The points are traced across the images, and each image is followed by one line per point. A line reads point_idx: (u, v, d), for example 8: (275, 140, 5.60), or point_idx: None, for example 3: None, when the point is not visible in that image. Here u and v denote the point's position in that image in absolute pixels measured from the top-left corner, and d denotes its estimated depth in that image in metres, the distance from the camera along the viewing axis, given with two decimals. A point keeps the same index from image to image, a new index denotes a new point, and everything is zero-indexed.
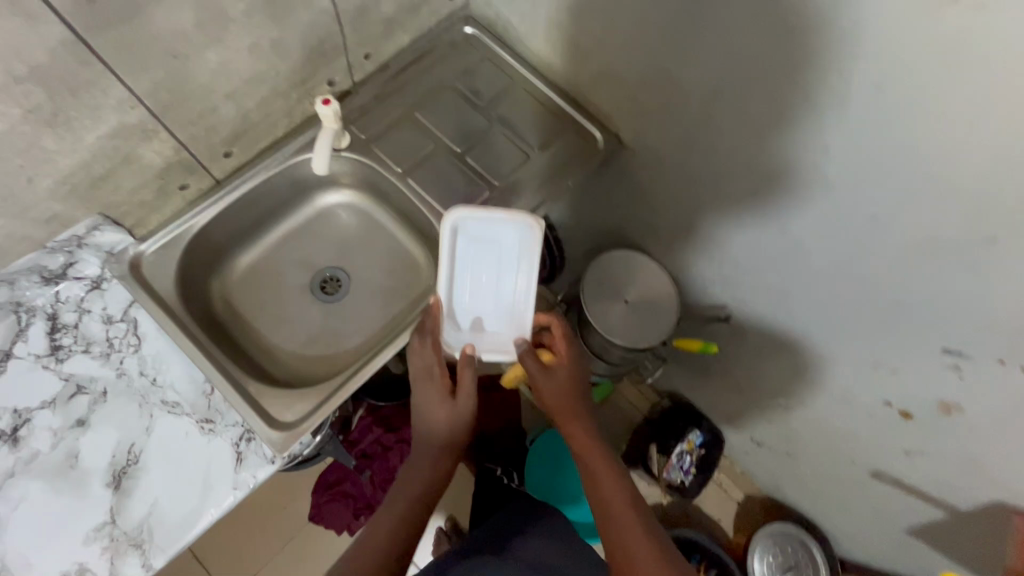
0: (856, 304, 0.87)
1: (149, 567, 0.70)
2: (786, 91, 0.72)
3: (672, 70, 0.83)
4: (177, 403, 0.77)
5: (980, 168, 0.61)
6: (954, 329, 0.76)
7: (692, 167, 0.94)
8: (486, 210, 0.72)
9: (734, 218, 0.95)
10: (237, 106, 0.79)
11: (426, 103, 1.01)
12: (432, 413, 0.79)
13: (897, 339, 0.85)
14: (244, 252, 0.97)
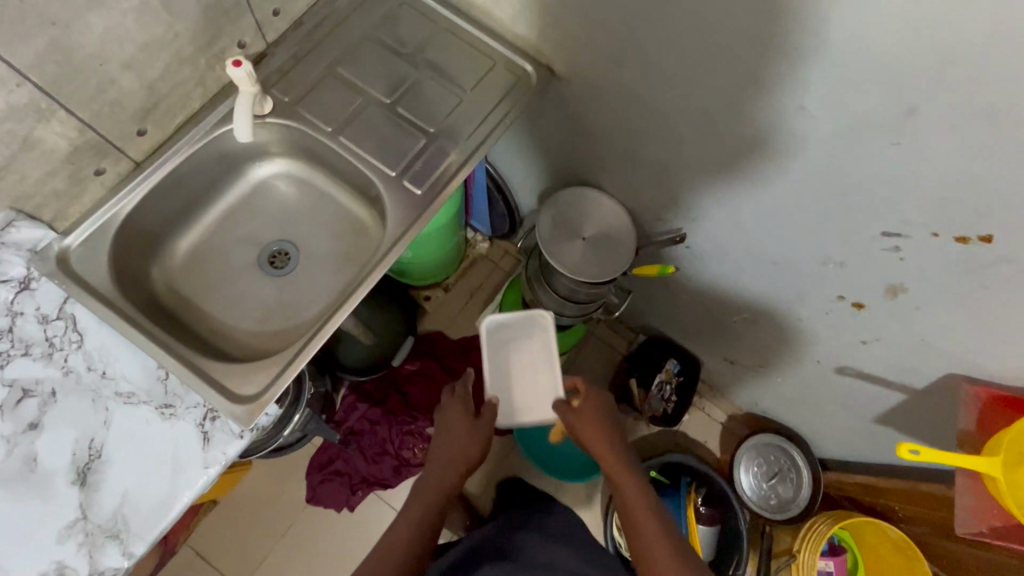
0: (799, 204, 0.88)
1: (131, 555, 0.70)
2: None
3: None
4: (133, 393, 0.75)
5: (892, 38, 0.61)
6: (891, 210, 0.78)
7: (627, 89, 0.92)
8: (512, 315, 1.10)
9: (673, 135, 0.94)
10: (140, 77, 0.74)
11: (347, 56, 0.97)
12: (456, 440, 0.98)
13: (840, 231, 0.87)
14: (181, 236, 0.93)
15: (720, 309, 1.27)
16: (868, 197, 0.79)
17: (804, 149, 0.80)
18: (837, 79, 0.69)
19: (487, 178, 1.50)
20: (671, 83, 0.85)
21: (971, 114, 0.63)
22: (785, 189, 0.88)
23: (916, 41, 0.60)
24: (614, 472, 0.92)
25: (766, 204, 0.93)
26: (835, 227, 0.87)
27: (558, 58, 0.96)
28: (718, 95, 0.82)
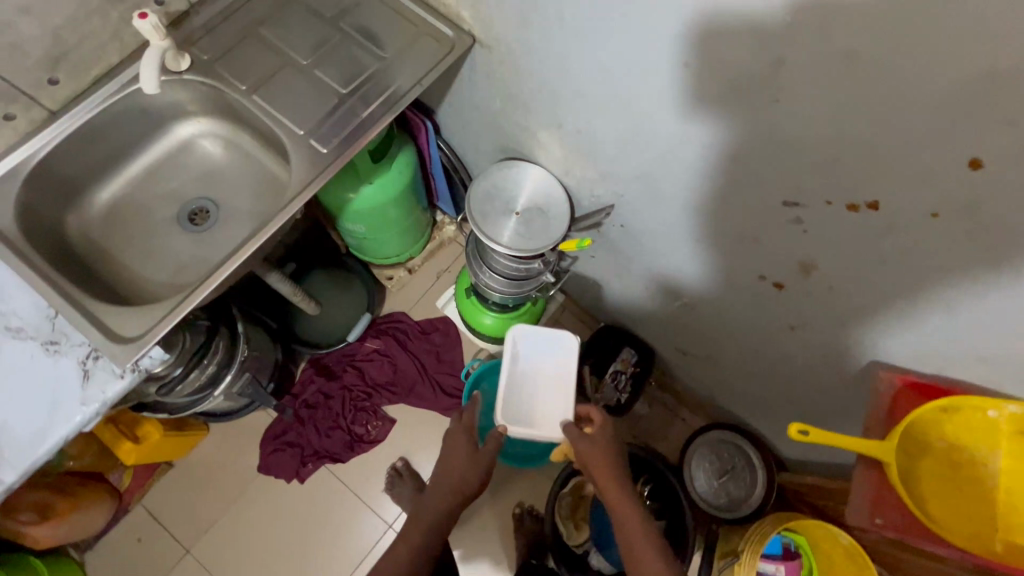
0: (706, 174, 0.85)
1: (1, 482, 0.72)
2: None
3: None
4: (22, 328, 0.78)
5: None
6: (788, 178, 0.74)
7: (539, 52, 0.90)
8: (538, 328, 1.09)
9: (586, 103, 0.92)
10: (41, 23, 0.77)
11: (271, 18, 0.98)
12: (455, 464, 0.92)
13: (748, 204, 0.83)
14: (101, 187, 0.96)
15: (659, 294, 1.23)
16: (765, 165, 0.75)
17: (699, 114, 0.76)
18: (716, 32, 0.66)
19: (442, 156, 1.50)
20: (575, 46, 0.83)
21: (839, 67, 0.58)
22: (688, 157, 0.85)
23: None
24: (620, 506, 0.83)
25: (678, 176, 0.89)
26: (741, 200, 0.83)
27: (475, 22, 0.96)
28: (614, 54, 0.79)
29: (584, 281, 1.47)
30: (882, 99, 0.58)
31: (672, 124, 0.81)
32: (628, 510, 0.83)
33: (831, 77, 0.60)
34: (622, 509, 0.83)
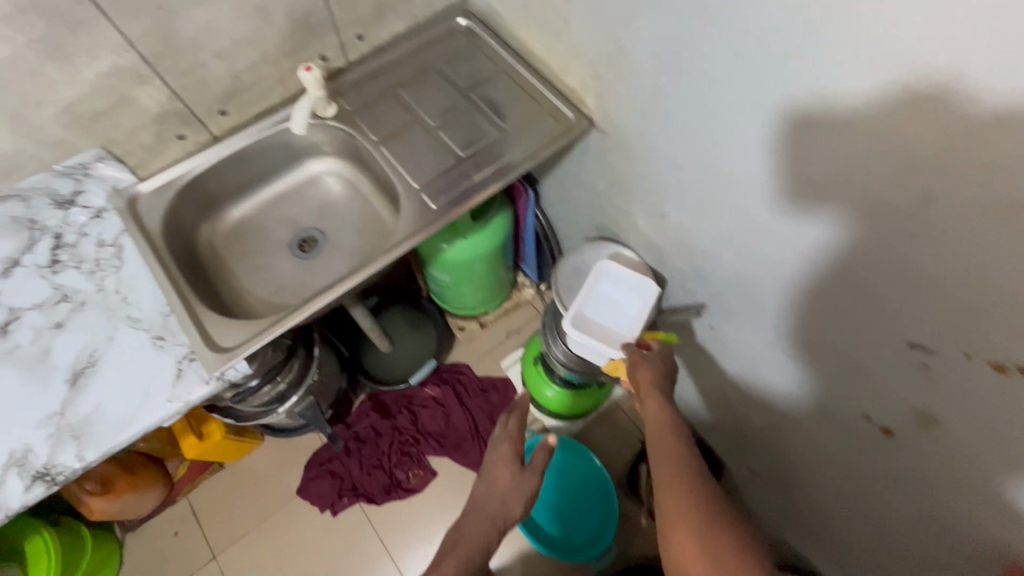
0: (805, 296, 0.79)
1: (82, 459, 0.77)
2: (711, 47, 0.69)
3: (623, 41, 0.83)
4: (139, 319, 0.86)
5: (898, 104, 0.53)
6: (885, 308, 0.68)
7: (655, 143, 0.90)
8: (630, 271, 1.05)
9: (693, 198, 0.89)
10: (227, 65, 0.90)
11: (411, 82, 1.08)
12: (500, 483, 0.86)
13: (853, 340, 0.75)
14: (235, 205, 1.07)
15: (740, 407, 1.13)
16: (871, 295, 0.68)
17: (813, 233, 0.72)
18: (828, 142, 0.62)
19: (536, 223, 1.54)
20: (692, 146, 0.83)
21: (994, 218, 0.51)
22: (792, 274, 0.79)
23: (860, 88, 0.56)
24: (657, 431, 0.82)
25: (778, 291, 0.84)
26: (849, 337, 0.76)
27: (596, 108, 0.99)
28: (730, 157, 0.76)
29: None
30: (965, 224, 0.53)
31: (785, 240, 0.77)
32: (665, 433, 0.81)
33: (909, 193, 0.56)
34: (660, 432, 0.82)
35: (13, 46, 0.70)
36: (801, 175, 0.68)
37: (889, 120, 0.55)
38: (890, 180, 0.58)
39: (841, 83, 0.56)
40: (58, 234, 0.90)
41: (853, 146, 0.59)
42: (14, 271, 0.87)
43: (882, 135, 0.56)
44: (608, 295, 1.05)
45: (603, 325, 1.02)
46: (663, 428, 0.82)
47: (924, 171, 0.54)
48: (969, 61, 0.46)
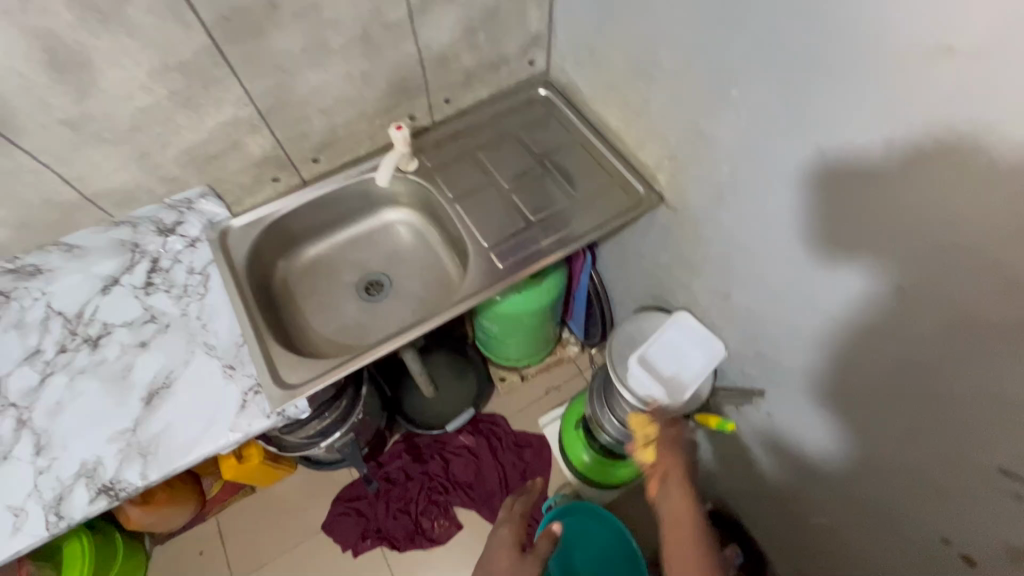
0: (844, 357, 0.77)
1: (145, 478, 0.80)
2: (801, 146, 0.69)
3: (704, 127, 0.84)
4: (215, 347, 0.90)
5: (1002, 227, 0.51)
6: (920, 367, 0.66)
7: (726, 226, 0.90)
8: (704, 329, 1.06)
9: (761, 284, 0.88)
10: (328, 120, 0.96)
11: (490, 145, 1.13)
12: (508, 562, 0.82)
13: (898, 417, 0.72)
14: (312, 245, 1.12)
15: (793, 504, 1.06)
16: (908, 356, 0.67)
17: (866, 303, 0.70)
18: (919, 254, 0.60)
19: (590, 284, 1.54)
20: (753, 216, 0.83)
21: None
22: (836, 339, 0.77)
23: (878, 126, 0.58)
24: (678, 517, 0.87)
25: (831, 374, 0.81)
26: (899, 421, 0.73)
27: (668, 184, 1.00)
28: (809, 250, 0.75)
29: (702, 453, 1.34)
30: (987, 261, 0.54)
31: (859, 342, 0.73)
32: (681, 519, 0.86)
33: (926, 232, 0.58)
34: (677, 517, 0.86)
35: (153, 96, 0.77)
36: (853, 246, 0.68)
37: (911, 156, 0.56)
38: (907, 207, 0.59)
39: (944, 197, 0.55)
40: (156, 258, 0.97)
41: (876, 189, 0.61)
42: (113, 288, 0.94)
43: (901, 163, 0.58)
44: (676, 346, 1.07)
45: (660, 371, 1.04)
46: (678, 514, 0.87)
47: (944, 210, 0.55)
48: (980, 105, 0.49)
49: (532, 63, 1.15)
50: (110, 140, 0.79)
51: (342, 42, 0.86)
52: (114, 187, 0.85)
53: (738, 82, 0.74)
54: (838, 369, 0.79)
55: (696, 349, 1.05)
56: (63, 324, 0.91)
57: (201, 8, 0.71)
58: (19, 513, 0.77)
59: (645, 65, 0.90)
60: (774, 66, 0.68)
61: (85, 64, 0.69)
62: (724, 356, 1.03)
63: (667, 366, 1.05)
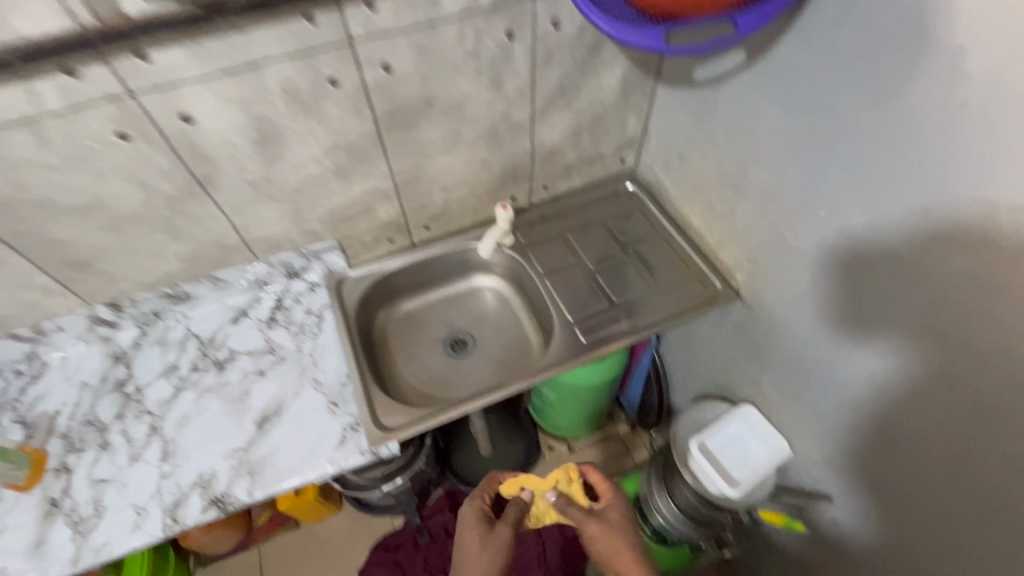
0: (889, 440, 0.84)
1: (251, 496, 0.88)
2: (884, 269, 0.76)
3: (789, 238, 0.92)
4: (322, 383, 1.00)
5: None
6: (930, 433, 0.77)
7: (802, 330, 0.95)
8: (769, 425, 1.10)
9: (836, 389, 0.91)
10: (446, 196, 1.10)
11: (578, 229, 1.25)
12: (480, 545, 0.77)
13: (927, 485, 0.80)
14: (409, 299, 1.23)
15: None
16: (926, 425, 0.77)
17: (890, 382, 0.81)
18: (996, 379, 0.66)
19: (651, 365, 1.59)
20: (793, 306, 0.96)
21: None
22: (868, 415, 0.87)
23: (955, 265, 0.66)
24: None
25: (873, 452, 0.89)
26: (933, 492, 0.80)
27: (746, 283, 1.07)
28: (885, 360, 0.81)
29: (756, 552, 1.31)
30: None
31: (936, 454, 0.77)
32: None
33: (977, 340, 0.66)
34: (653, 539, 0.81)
35: (321, 169, 0.92)
36: (924, 362, 0.74)
37: (963, 281, 0.66)
38: (901, 291, 0.74)
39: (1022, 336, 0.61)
40: (280, 296, 1.10)
41: (950, 319, 0.69)
42: (241, 320, 1.07)
43: (892, 259, 0.74)
44: (741, 437, 1.10)
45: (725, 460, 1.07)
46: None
47: (941, 296, 0.69)
48: None
49: (622, 161, 1.28)
50: (277, 199, 0.93)
51: (474, 136, 1.01)
52: (266, 235, 0.99)
53: (826, 204, 0.82)
54: (877, 447, 0.87)
55: (761, 443, 1.08)
56: (197, 346, 1.04)
57: (376, 105, 0.86)
58: (141, 513, 0.86)
59: (734, 177, 1.00)
60: (863, 197, 0.76)
61: (279, 143, 0.84)
62: (787, 455, 1.06)
63: (732, 456, 1.07)
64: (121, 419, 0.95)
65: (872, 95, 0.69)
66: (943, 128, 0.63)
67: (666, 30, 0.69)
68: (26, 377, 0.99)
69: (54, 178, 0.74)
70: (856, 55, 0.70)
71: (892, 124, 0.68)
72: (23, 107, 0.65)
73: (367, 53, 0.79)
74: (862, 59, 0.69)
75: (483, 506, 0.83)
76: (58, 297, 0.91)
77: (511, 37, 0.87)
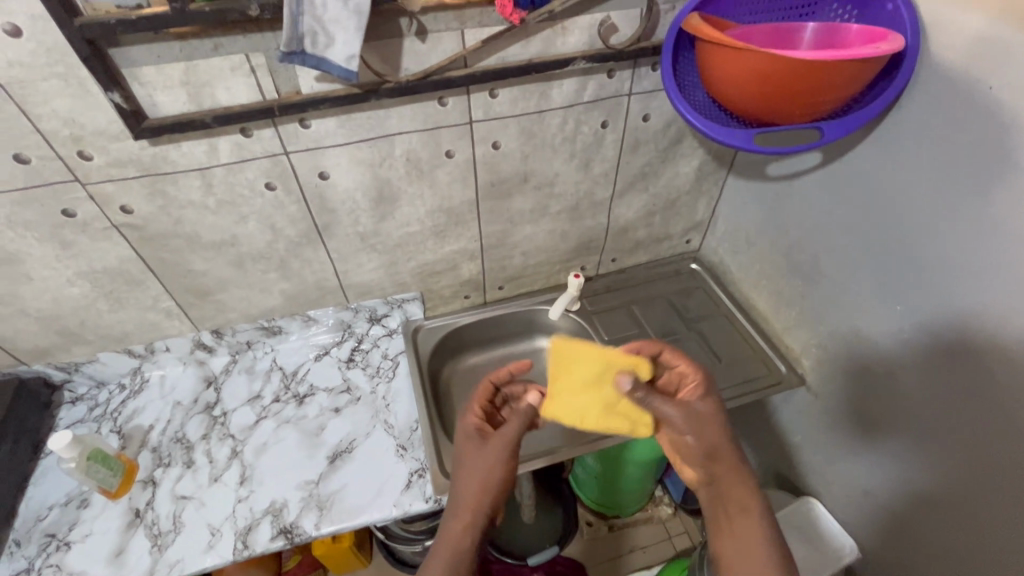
0: (910, 533, 0.93)
1: (317, 529, 0.91)
2: (924, 375, 0.83)
3: (861, 328, 0.94)
4: (392, 425, 1.05)
5: None
6: (954, 529, 0.84)
7: (864, 410, 0.96)
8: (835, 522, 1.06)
9: (901, 478, 0.92)
10: (524, 260, 1.18)
11: (642, 301, 1.30)
12: (475, 455, 0.72)
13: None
14: (475, 354, 1.28)
15: None
16: (943, 526, 0.85)
17: (925, 480, 0.87)
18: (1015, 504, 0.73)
19: None
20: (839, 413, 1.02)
21: None
22: (897, 505, 0.94)
23: (977, 395, 0.76)
24: (707, 435, 0.69)
25: (894, 542, 0.97)
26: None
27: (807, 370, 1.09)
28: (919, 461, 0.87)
29: None
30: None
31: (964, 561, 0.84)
32: (708, 428, 0.69)
33: (985, 465, 0.77)
34: (691, 436, 0.70)
35: (421, 227, 1.01)
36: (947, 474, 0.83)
37: (982, 416, 0.76)
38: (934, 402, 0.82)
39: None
40: (360, 339, 1.17)
41: (965, 440, 0.79)
42: (323, 358, 1.14)
43: (926, 371, 0.83)
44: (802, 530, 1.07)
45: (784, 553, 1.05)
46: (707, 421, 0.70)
47: (976, 399, 0.76)
48: None
49: (688, 242, 1.35)
50: (378, 250, 1.03)
51: (558, 209, 1.10)
52: (361, 282, 1.08)
53: (900, 299, 0.85)
54: (900, 538, 0.95)
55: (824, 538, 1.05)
56: (281, 378, 1.11)
57: (480, 176, 0.96)
58: (215, 533, 0.89)
59: (804, 266, 1.04)
60: (929, 299, 0.80)
61: (392, 202, 0.95)
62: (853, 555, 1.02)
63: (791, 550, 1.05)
64: (206, 439, 1.01)
65: (950, 205, 0.74)
66: (1001, 259, 0.69)
67: (755, 131, 0.78)
68: (127, 391, 1.07)
69: (206, 216, 0.85)
70: (935, 168, 0.75)
71: (966, 234, 0.73)
72: (202, 157, 0.78)
73: (482, 132, 0.90)
74: (941, 171, 0.74)
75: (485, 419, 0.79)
76: (174, 320, 1.01)
77: (605, 127, 0.97)
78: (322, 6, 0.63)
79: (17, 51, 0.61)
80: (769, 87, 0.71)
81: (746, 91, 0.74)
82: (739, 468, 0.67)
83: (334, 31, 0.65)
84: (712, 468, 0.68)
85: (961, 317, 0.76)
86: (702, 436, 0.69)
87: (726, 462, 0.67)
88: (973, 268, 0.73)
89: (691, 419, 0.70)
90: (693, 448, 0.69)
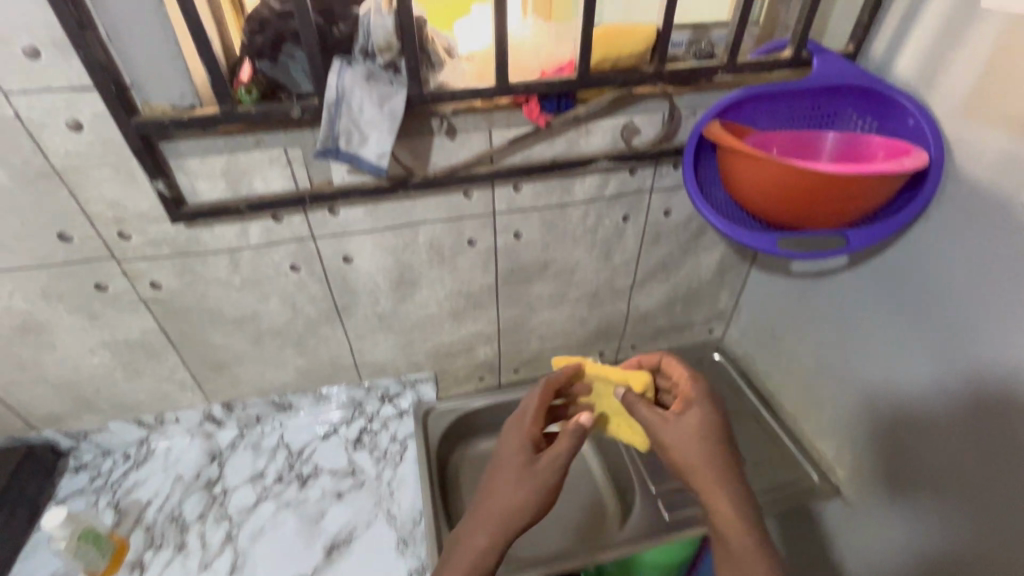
0: None
1: None
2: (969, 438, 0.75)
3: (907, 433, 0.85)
4: (395, 516, 0.99)
5: None
6: None
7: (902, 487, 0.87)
8: None
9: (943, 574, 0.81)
10: (541, 345, 1.16)
11: None
12: (501, 478, 0.66)
13: None
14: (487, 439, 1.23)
15: None
16: None
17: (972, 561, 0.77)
18: None
19: None
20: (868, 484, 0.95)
21: None
22: None
23: None
24: (702, 457, 0.65)
25: None
26: None
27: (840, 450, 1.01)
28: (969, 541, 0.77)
29: None
30: None
31: None
32: (709, 448, 0.66)
33: None
34: (692, 456, 0.66)
35: (439, 310, 1.01)
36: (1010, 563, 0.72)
37: None
38: (966, 466, 0.76)
39: None
40: (369, 418, 1.14)
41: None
42: (330, 437, 1.11)
43: (953, 430, 0.77)
44: None
45: None
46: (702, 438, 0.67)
47: (1011, 453, 0.70)
48: None
49: (710, 331, 1.31)
50: (394, 330, 1.02)
51: (577, 296, 1.09)
52: (376, 360, 1.07)
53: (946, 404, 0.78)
54: None
55: None
56: (286, 456, 1.07)
57: (501, 263, 0.97)
58: None
59: (835, 367, 0.98)
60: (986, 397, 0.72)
61: (412, 285, 0.95)
62: None
63: None
64: (201, 520, 0.96)
65: (999, 284, 0.69)
66: None
67: (779, 235, 0.77)
68: (130, 462, 1.05)
69: (230, 294, 0.87)
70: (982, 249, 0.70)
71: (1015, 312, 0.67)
72: (233, 240, 0.80)
73: (504, 223, 0.91)
74: (992, 247, 0.69)
75: (538, 431, 0.72)
76: (187, 392, 1.01)
77: (626, 220, 0.99)
78: (359, 110, 0.67)
79: (76, 143, 0.66)
80: (793, 194, 0.71)
81: (767, 197, 0.74)
82: (727, 487, 0.64)
83: (368, 131, 0.68)
84: (702, 490, 0.65)
85: (995, 378, 0.71)
86: (700, 459, 0.65)
87: (722, 490, 0.64)
88: (1014, 327, 0.68)
89: (691, 436, 0.67)
90: (697, 470, 0.65)
